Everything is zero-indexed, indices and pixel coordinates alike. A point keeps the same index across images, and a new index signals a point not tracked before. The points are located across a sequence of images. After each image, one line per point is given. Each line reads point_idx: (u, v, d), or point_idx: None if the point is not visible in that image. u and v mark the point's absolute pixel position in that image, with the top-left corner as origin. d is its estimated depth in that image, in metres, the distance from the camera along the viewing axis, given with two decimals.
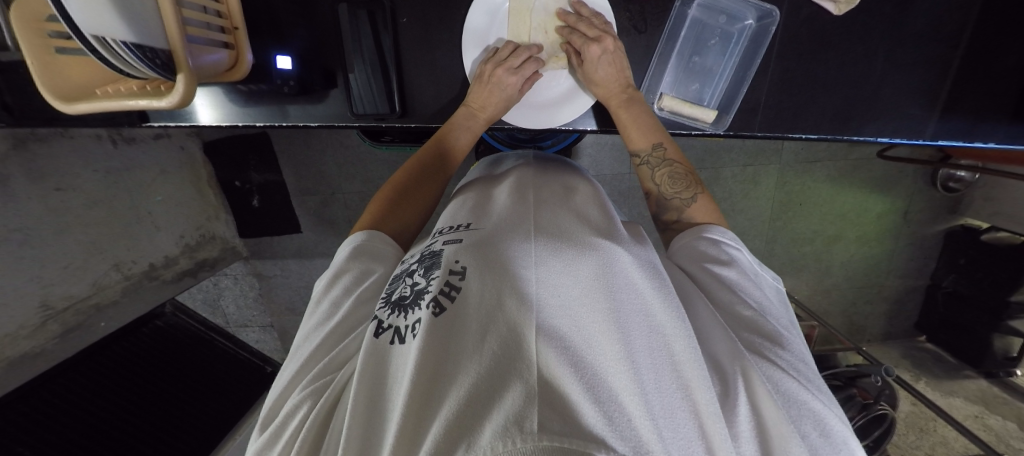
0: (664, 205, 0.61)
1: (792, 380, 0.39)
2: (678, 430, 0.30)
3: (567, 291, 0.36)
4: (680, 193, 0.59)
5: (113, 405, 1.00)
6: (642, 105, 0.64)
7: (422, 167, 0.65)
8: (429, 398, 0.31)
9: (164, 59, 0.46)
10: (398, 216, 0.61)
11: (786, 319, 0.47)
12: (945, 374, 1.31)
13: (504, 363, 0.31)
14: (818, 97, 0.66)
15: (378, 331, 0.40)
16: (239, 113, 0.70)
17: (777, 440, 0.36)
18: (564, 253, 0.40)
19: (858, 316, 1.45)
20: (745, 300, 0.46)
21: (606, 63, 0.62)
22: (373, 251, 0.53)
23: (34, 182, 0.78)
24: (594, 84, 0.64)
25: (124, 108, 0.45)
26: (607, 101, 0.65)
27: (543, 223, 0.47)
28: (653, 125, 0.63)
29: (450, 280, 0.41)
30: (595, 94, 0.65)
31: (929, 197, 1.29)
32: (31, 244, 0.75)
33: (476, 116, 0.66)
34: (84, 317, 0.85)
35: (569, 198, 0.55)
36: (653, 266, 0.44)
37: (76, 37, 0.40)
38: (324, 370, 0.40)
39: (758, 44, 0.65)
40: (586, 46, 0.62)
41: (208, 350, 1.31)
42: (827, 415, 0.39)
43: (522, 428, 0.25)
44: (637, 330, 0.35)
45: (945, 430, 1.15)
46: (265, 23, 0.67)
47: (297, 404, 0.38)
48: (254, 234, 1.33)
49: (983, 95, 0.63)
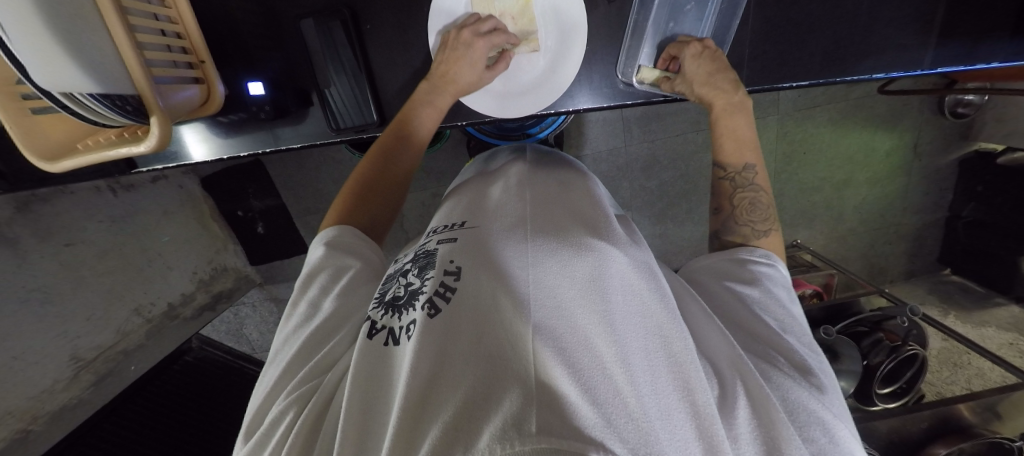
0: (732, 227, 0.59)
1: (798, 388, 0.39)
2: (677, 432, 0.30)
3: (562, 290, 0.36)
4: (755, 221, 0.57)
5: (159, 441, 1.04)
6: (747, 115, 0.61)
7: (388, 156, 0.61)
8: (425, 402, 0.31)
9: (133, 103, 0.47)
10: (372, 207, 0.59)
11: (809, 336, 0.45)
12: (974, 304, 1.28)
13: (501, 368, 0.31)
14: (805, 42, 0.64)
15: (372, 332, 0.40)
16: (222, 145, 0.70)
17: (782, 439, 0.34)
18: (560, 253, 0.40)
19: (878, 258, 1.42)
20: (763, 317, 0.45)
21: (705, 60, 0.61)
22: (348, 245, 0.52)
23: (43, 241, 0.79)
24: (700, 85, 0.61)
25: (105, 159, 0.45)
26: (714, 102, 0.61)
27: (537, 221, 0.46)
28: (749, 141, 0.61)
29: (445, 281, 0.41)
30: (699, 93, 0.62)
31: (938, 126, 1.25)
32: (50, 302, 0.77)
33: (443, 88, 0.63)
34: (113, 364, 0.88)
35: (563, 195, 0.54)
36: (648, 267, 0.44)
37: (43, 96, 0.40)
38: (310, 374, 0.40)
39: (735, 3, 0.62)
40: (684, 48, 0.62)
41: (242, 378, 1.33)
42: (836, 424, 0.38)
43: (522, 430, 0.25)
44: (633, 332, 0.35)
45: (980, 361, 1.13)
46: (234, 52, 0.66)
47: (283, 411, 0.38)
48: (263, 260, 1.36)
49: (982, 13, 0.60)
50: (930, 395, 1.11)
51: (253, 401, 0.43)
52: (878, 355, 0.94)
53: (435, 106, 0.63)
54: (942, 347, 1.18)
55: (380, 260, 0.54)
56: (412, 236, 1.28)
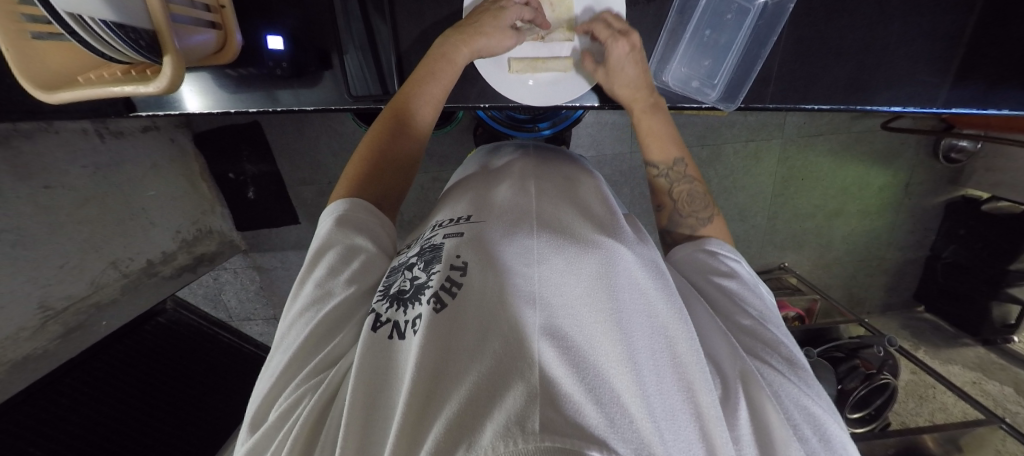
0: (678, 221, 0.59)
1: (792, 386, 0.39)
2: (680, 432, 0.30)
3: (568, 290, 0.36)
4: (697, 212, 0.58)
5: (121, 403, 1.00)
6: (664, 114, 0.63)
7: (393, 141, 0.58)
8: (430, 398, 0.31)
9: (148, 40, 0.45)
10: (385, 177, 0.57)
11: (782, 324, 0.47)
12: (943, 342, 1.34)
13: (507, 362, 0.30)
14: (830, 66, 0.64)
15: (376, 325, 0.39)
16: (228, 99, 0.67)
17: (780, 441, 0.35)
18: (567, 250, 0.39)
19: (859, 289, 1.46)
20: (745, 309, 0.45)
21: (631, 62, 0.61)
22: (359, 221, 0.51)
23: (21, 180, 0.75)
24: (619, 85, 0.63)
25: (109, 94, 0.43)
26: (631, 103, 0.63)
27: (544, 218, 0.46)
28: (671, 137, 0.61)
29: (451, 275, 0.40)
30: (618, 95, 0.64)
31: (931, 168, 1.29)
32: (23, 244, 0.73)
33: (461, 46, 0.59)
34: (84, 317, 0.84)
35: (573, 192, 0.54)
36: (655, 264, 0.43)
37: (51, 18, 0.37)
38: (317, 367, 0.39)
39: (774, 23, 0.64)
40: (613, 43, 0.61)
41: (214, 345, 1.29)
42: (826, 419, 0.39)
43: (524, 428, 0.24)
44: (640, 331, 0.34)
45: (943, 397, 1.18)
46: (253, 3, 0.63)
47: (294, 402, 0.37)
48: (251, 227, 1.32)
49: (999, 59, 0.61)
50: (894, 424, 1.15)
51: (256, 392, 0.42)
52: (852, 382, 0.97)
53: (449, 61, 0.59)
54: (910, 380, 1.23)
55: (389, 240, 0.53)
56: (407, 219, 1.26)
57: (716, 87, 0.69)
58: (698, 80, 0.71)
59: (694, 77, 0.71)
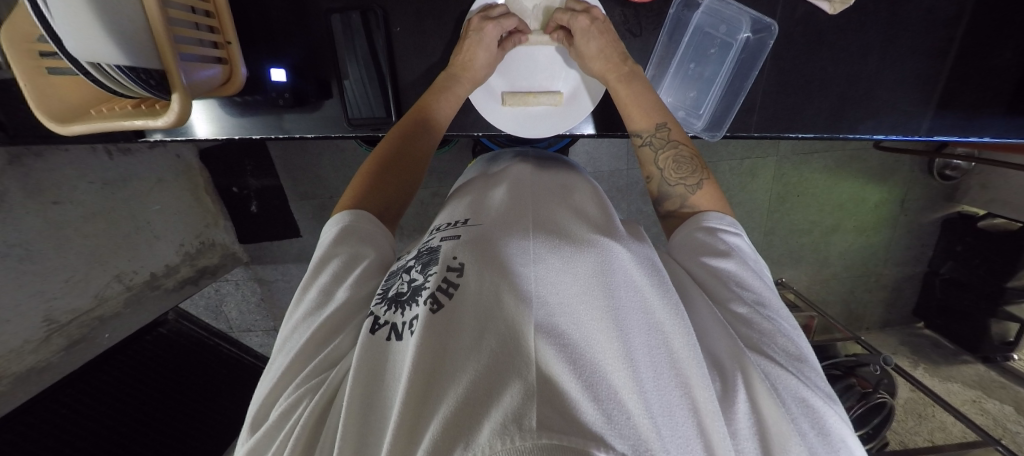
0: (668, 191, 0.59)
1: (791, 377, 0.39)
2: (677, 428, 0.31)
3: (566, 290, 0.37)
4: (685, 179, 0.58)
5: (121, 413, 1.02)
6: (641, 81, 0.63)
7: (409, 143, 0.61)
8: (428, 395, 0.32)
9: (157, 78, 0.46)
10: (392, 182, 0.59)
11: (784, 307, 0.46)
12: (943, 359, 1.34)
13: (505, 361, 0.31)
14: (813, 96, 0.66)
15: (374, 327, 0.40)
16: (234, 125, 0.70)
17: (777, 437, 0.36)
18: (563, 250, 0.41)
19: (858, 305, 1.46)
20: (739, 292, 0.46)
21: (596, 33, 0.61)
22: (364, 233, 0.52)
23: (32, 197, 0.78)
24: (588, 59, 0.63)
25: (119, 128, 0.46)
26: (605, 76, 0.63)
27: (541, 221, 0.47)
28: (654, 105, 0.62)
29: (448, 277, 0.41)
30: (591, 70, 0.64)
31: (926, 185, 1.30)
32: (30, 259, 0.75)
33: (460, 75, 0.65)
34: (87, 329, 0.86)
35: (567, 194, 0.55)
36: (652, 262, 0.44)
37: (70, 62, 0.41)
38: (319, 367, 0.40)
39: (755, 57, 0.65)
40: (574, 19, 0.62)
41: (214, 355, 1.31)
42: (825, 410, 0.39)
43: (522, 426, 0.26)
44: (636, 328, 0.36)
45: (943, 416, 1.17)
46: (258, 35, 0.67)
47: (293, 403, 0.38)
48: (253, 240, 1.33)
49: (981, 88, 0.64)
50: (893, 443, 1.14)
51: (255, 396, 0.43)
52: (849, 400, 0.95)
53: (453, 93, 0.65)
54: (909, 398, 1.23)
55: (391, 249, 0.54)
56: (408, 231, 1.27)
57: (701, 117, 0.70)
58: (684, 110, 0.72)
59: (680, 107, 0.72)
